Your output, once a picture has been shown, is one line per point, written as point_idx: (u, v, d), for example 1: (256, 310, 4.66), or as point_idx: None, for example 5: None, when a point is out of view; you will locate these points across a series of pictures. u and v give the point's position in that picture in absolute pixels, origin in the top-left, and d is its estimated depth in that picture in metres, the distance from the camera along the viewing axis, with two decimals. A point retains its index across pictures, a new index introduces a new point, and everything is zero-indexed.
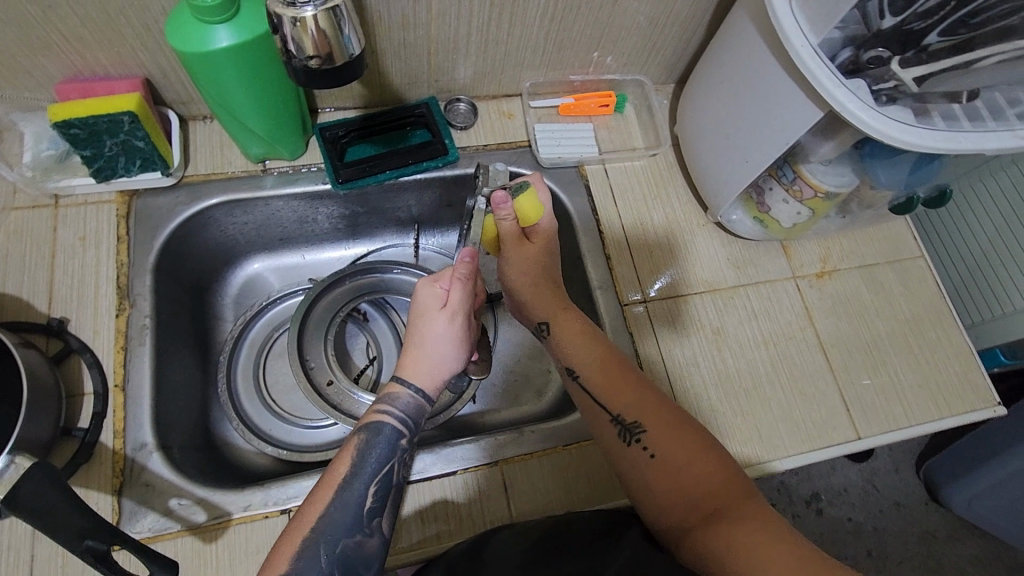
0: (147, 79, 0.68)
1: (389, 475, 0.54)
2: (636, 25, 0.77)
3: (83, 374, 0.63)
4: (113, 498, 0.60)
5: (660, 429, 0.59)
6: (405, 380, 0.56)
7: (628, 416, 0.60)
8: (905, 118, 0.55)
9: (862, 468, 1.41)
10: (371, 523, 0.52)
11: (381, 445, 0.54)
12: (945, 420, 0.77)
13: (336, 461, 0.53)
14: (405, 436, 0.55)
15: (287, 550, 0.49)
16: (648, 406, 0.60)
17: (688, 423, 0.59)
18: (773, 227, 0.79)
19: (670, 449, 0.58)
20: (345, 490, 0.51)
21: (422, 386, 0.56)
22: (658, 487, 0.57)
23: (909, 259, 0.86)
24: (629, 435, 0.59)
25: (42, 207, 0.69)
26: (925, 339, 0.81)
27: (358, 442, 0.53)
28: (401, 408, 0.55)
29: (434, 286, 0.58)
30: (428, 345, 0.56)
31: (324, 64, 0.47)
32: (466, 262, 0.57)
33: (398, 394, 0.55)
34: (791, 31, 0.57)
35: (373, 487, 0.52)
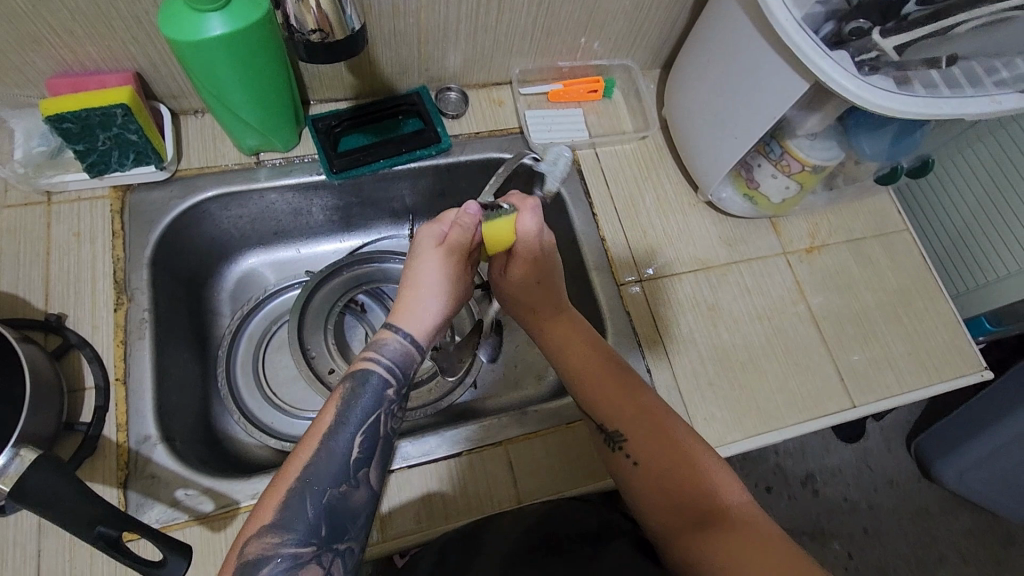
0: (138, 73, 0.68)
1: (377, 426, 0.52)
2: (622, 10, 0.78)
3: (83, 369, 0.63)
4: (119, 490, 0.59)
5: (643, 437, 0.59)
6: (395, 324, 0.55)
7: (610, 426, 0.61)
8: (888, 86, 0.57)
9: (855, 447, 1.44)
10: (358, 474, 0.51)
11: (368, 394, 0.52)
12: (934, 386, 0.79)
13: (322, 411, 0.52)
14: (393, 386, 0.53)
15: (274, 498, 0.48)
16: (631, 416, 0.61)
17: (674, 432, 0.59)
18: (762, 203, 0.80)
19: (653, 457, 0.58)
20: (331, 441, 0.50)
21: (413, 331, 0.55)
22: (647, 494, 0.58)
23: (894, 232, 0.88)
24: (613, 443, 0.61)
25: (35, 205, 0.68)
26: (913, 310, 0.83)
27: (344, 391, 0.52)
28: (390, 355, 0.54)
29: (433, 224, 0.57)
30: (421, 285, 0.55)
31: (324, 39, 0.49)
32: (471, 214, 0.57)
33: (386, 340, 0.54)
34: (775, 6, 0.58)
35: (359, 438, 0.51)
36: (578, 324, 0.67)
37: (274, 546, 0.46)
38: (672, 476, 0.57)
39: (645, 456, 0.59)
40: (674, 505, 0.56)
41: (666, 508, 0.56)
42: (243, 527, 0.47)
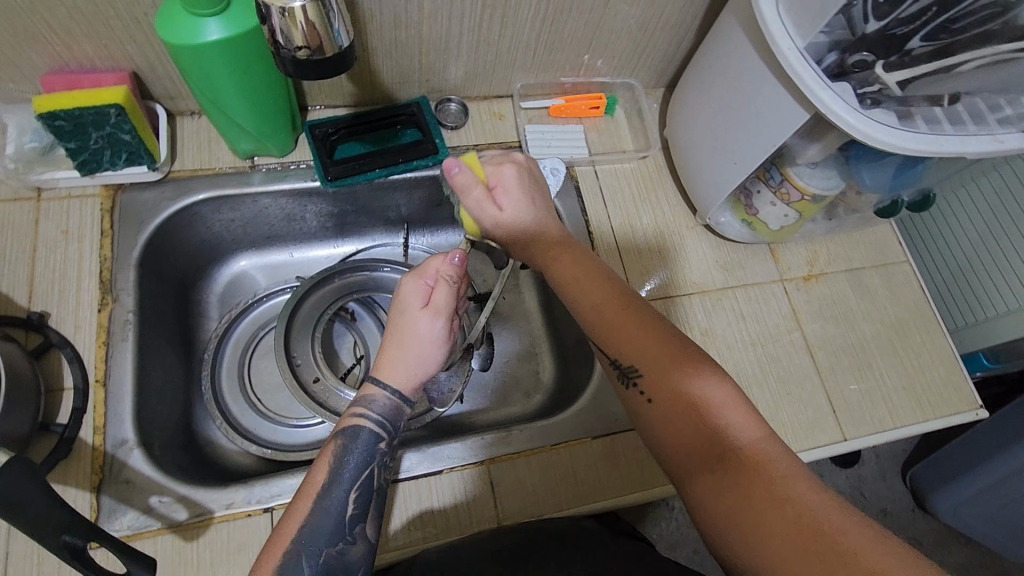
0: (135, 73, 0.68)
1: (369, 480, 0.53)
2: (626, 29, 0.77)
3: (63, 369, 0.62)
4: (92, 495, 0.58)
5: (659, 372, 0.53)
6: (380, 380, 0.55)
7: (624, 359, 0.55)
8: (889, 121, 0.56)
9: (848, 475, 1.42)
10: (354, 530, 0.51)
11: (358, 450, 0.53)
12: (930, 422, 0.78)
13: (314, 470, 0.52)
14: (383, 439, 0.55)
15: (268, 562, 0.48)
16: (650, 347, 0.54)
17: (691, 363, 0.53)
18: (760, 229, 0.79)
19: (666, 394, 0.52)
20: (325, 499, 0.51)
21: (400, 387, 0.55)
22: (659, 433, 0.52)
23: (894, 263, 0.87)
24: (627, 378, 0.55)
25: (24, 200, 0.68)
26: (910, 343, 0.82)
27: (334, 449, 0.53)
28: (377, 411, 0.55)
29: (418, 281, 0.57)
30: (407, 342, 0.56)
31: (312, 56, 0.47)
32: (453, 265, 0.57)
33: (373, 396, 0.55)
34: (778, 35, 0.57)
35: (353, 493, 0.52)
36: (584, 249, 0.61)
37: None
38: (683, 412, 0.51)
39: (660, 392, 0.52)
40: (692, 448, 0.50)
41: (680, 449, 0.51)
42: None
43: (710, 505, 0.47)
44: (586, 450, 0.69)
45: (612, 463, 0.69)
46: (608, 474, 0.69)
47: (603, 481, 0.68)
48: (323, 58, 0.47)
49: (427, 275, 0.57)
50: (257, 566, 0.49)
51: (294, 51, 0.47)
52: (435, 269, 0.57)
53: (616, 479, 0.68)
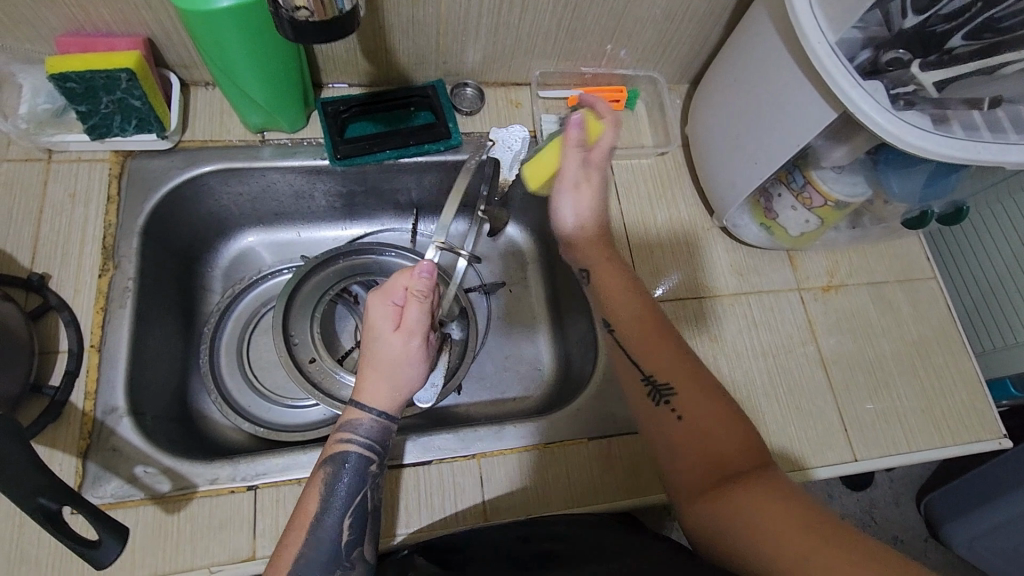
0: (149, 39, 0.67)
1: (361, 503, 0.55)
2: (652, 19, 0.75)
3: (59, 332, 0.62)
4: (78, 460, 0.58)
5: (688, 392, 0.58)
6: (364, 404, 0.57)
7: (659, 376, 0.60)
8: (922, 124, 0.52)
9: (859, 498, 1.36)
10: (352, 555, 0.53)
11: (348, 476, 0.55)
12: (948, 448, 0.74)
13: (306, 499, 0.54)
14: (374, 461, 0.56)
15: None
16: (681, 369, 0.59)
17: (715, 391, 0.58)
18: (779, 234, 0.76)
19: (699, 415, 0.57)
20: (318, 528, 0.52)
21: (384, 408, 0.57)
22: (683, 448, 0.56)
23: (919, 279, 0.83)
24: (658, 395, 0.59)
25: (34, 161, 0.68)
26: (932, 364, 0.78)
27: (324, 476, 0.55)
28: (362, 433, 0.56)
29: (385, 303, 0.58)
30: (382, 366, 0.57)
31: (311, 18, 0.47)
32: (424, 278, 0.57)
33: (359, 420, 0.56)
34: (808, 27, 0.54)
35: (347, 519, 0.53)
36: (629, 272, 0.67)
37: None
38: (710, 436, 0.56)
39: (691, 413, 0.57)
40: (710, 463, 0.54)
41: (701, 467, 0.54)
42: None
43: (722, 515, 0.51)
44: (581, 450, 0.67)
45: (608, 465, 0.67)
46: (603, 476, 0.66)
47: (598, 484, 0.66)
48: (322, 21, 0.47)
49: (395, 295, 0.58)
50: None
51: (295, 13, 0.47)
52: (403, 287, 0.57)
53: (611, 482, 0.66)
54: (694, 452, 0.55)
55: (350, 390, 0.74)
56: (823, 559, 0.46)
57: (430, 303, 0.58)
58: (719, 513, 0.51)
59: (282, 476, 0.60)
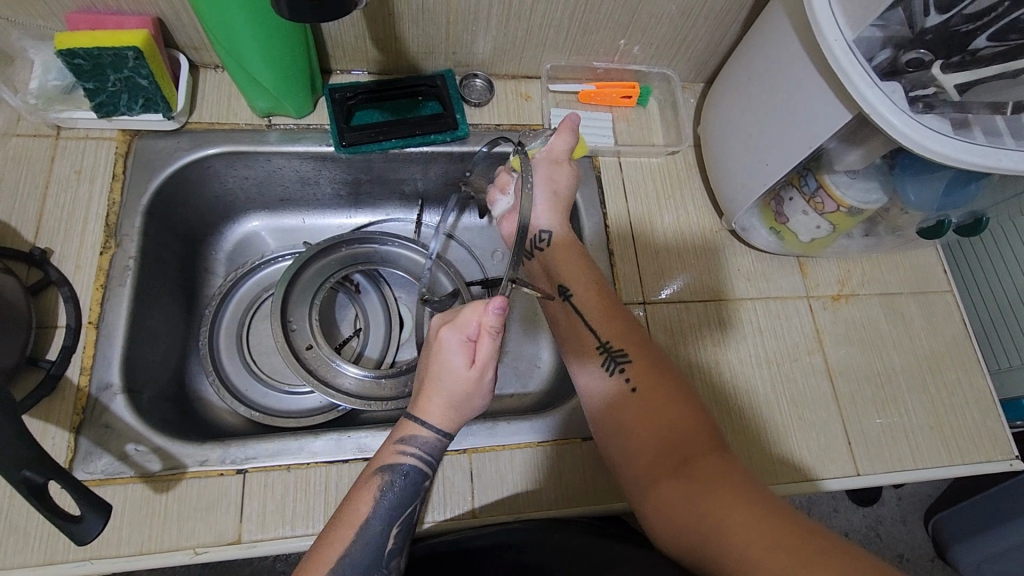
0: (159, 19, 0.67)
1: (409, 516, 0.55)
2: (666, 15, 0.73)
3: (58, 307, 0.63)
4: (71, 435, 0.59)
5: (643, 365, 0.60)
6: (427, 421, 0.55)
7: (615, 346, 0.62)
8: (941, 128, 0.50)
9: (865, 514, 1.33)
10: (391, 563, 0.53)
11: (402, 485, 0.54)
12: (956, 467, 0.72)
13: (358, 501, 0.53)
14: (428, 475, 0.56)
15: None
16: (639, 343, 0.62)
17: (669, 372, 0.60)
18: (789, 240, 0.74)
19: (651, 389, 0.59)
20: (365, 529, 0.52)
21: (447, 428, 0.56)
22: (633, 424, 0.57)
23: (935, 292, 0.80)
24: (613, 363, 0.61)
25: (43, 137, 0.69)
26: (943, 380, 0.76)
27: (380, 481, 0.54)
28: (422, 448, 0.55)
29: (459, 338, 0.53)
30: (452, 395, 0.54)
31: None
32: (496, 316, 0.51)
33: (421, 433, 0.55)
34: (826, 24, 0.53)
35: (394, 528, 0.53)
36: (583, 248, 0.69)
37: None
38: (660, 409, 0.57)
39: (642, 384, 0.59)
40: (659, 443, 0.56)
41: (649, 445, 0.56)
42: None
43: (672, 499, 0.52)
44: (574, 450, 0.66)
45: (600, 467, 0.66)
46: (596, 478, 0.65)
47: (590, 484, 0.65)
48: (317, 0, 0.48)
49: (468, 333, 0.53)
50: None
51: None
52: (478, 323, 0.52)
53: (604, 484, 0.65)
54: (645, 429, 0.57)
55: (346, 379, 0.74)
56: (755, 541, 0.46)
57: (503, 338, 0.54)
58: (668, 494, 0.53)
59: (271, 461, 0.60)
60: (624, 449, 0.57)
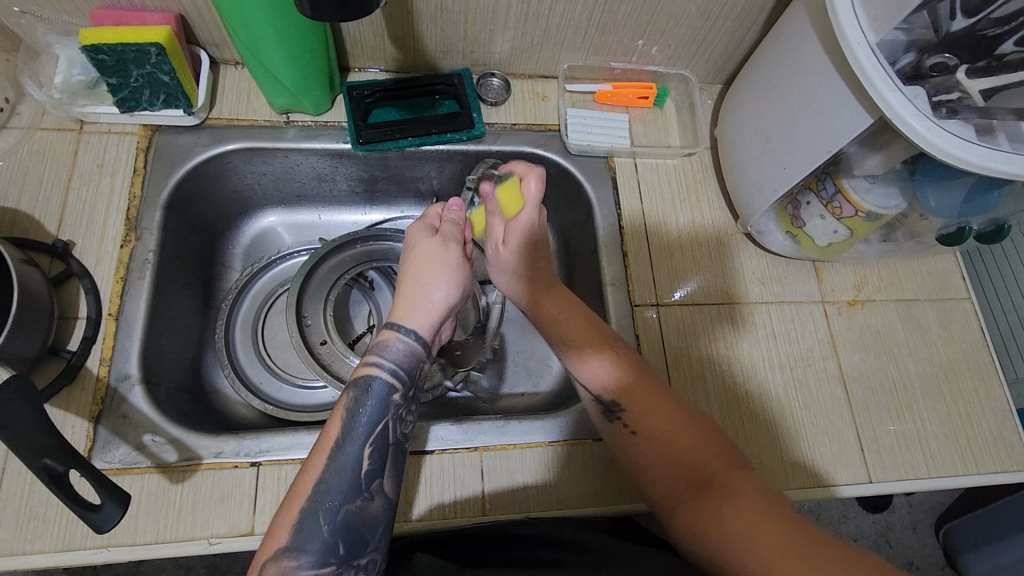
0: (181, 16, 0.68)
1: (382, 435, 0.54)
2: (686, 16, 0.73)
3: (79, 299, 0.64)
4: (89, 425, 0.60)
5: (640, 405, 0.58)
6: (397, 324, 0.57)
7: (607, 395, 0.59)
8: (964, 134, 0.50)
9: (876, 520, 1.31)
10: (371, 486, 0.52)
11: (371, 403, 0.54)
12: (971, 478, 0.71)
13: (328, 424, 0.53)
14: (398, 388, 0.55)
15: (286, 521, 0.49)
16: (632, 372, 0.60)
17: (670, 401, 0.58)
18: (806, 244, 0.73)
19: (653, 428, 0.57)
20: (339, 455, 0.51)
21: (417, 328, 0.57)
22: (645, 464, 0.56)
23: (953, 299, 0.79)
24: (611, 413, 0.59)
25: (66, 131, 0.70)
26: (959, 389, 0.75)
27: (347, 402, 0.54)
28: (391, 357, 0.56)
29: (422, 224, 0.63)
30: (419, 278, 0.59)
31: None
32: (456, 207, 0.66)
33: (389, 341, 0.56)
34: (849, 27, 0.52)
35: (368, 448, 0.53)
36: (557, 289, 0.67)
37: (291, 570, 0.47)
38: (666, 442, 0.56)
39: (644, 425, 0.57)
40: (672, 472, 0.54)
41: (668, 478, 0.54)
42: (262, 543, 0.49)
43: (696, 522, 0.51)
44: (586, 450, 0.66)
45: (611, 467, 0.66)
46: (608, 478, 0.65)
47: (601, 484, 0.65)
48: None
49: (431, 219, 0.64)
50: (275, 524, 0.49)
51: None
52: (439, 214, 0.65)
53: (616, 484, 0.65)
54: (658, 465, 0.55)
55: None
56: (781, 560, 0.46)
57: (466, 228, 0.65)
58: (692, 520, 0.52)
59: (285, 455, 0.61)
60: (641, 483, 0.56)
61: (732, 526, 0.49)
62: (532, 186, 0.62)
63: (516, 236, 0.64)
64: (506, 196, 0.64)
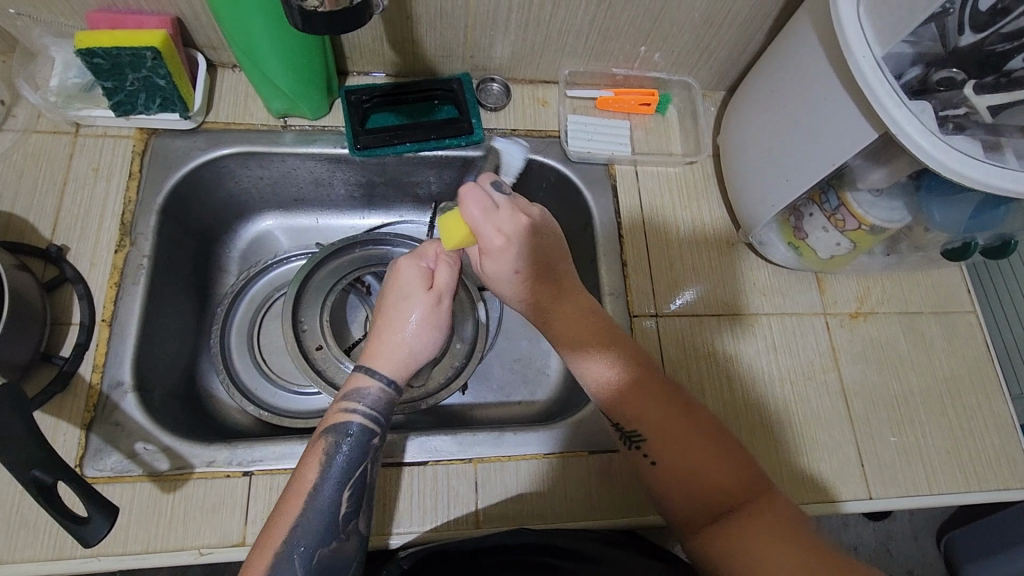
0: (179, 19, 0.67)
1: (360, 477, 0.55)
2: (689, 23, 0.72)
3: (72, 304, 0.63)
4: (82, 432, 0.59)
5: (659, 432, 0.58)
6: (375, 370, 0.58)
7: (629, 424, 0.59)
8: (970, 150, 0.49)
9: (876, 529, 1.30)
10: (346, 527, 0.53)
11: (348, 447, 0.55)
12: (973, 494, 0.70)
13: (304, 467, 0.54)
14: (375, 432, 0.57)
15: (258, 563, 0.50)
16: (643, 388, 0.59)
17: (689, 423, 0.58)
18: (808, 256, 0.72)
19: (672, 456, 0.57)
20: (315, 498, 0.52)
21: (394, 377, 0.58)
22: (669, 491, 0.57)
23: (957, 312, 0.78)
24: (631, 441, 0.59)
25: (62, 134, 0.69)
26: (962, 403, 0.74)
27: (325, 445, 0.55)
28: (367, 402, 0.57)
29: (417, 264, 0.61)
30: (404, 327, 0.59)
31: (321, 8, 0.48)
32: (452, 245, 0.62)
33: (367, 388, 0.57)
34: (854, 40, 0.51)
35: (345, 492, 0.54)
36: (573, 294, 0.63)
37: None
38: (687, 467, 0.57)
39: (665, 451, 0.57)
40: (693, 495, 0.56)
41: (689, 501, 0.56)
42: None
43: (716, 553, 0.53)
44: (581, 463, 0.65)
45: (608, 479, 0.65)
46: (602, 491, 0.64)
47: (597, 498, 0.64)
48: (331, 10, 0.48)
49: (426, 259, 0.61)
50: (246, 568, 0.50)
51: (304, 2, 0.49)
52: (434, 253, 0.62)
53: (611, 495, 0.64)
54: (679, 490, 0.56)
55: None
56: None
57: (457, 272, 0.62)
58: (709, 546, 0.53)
59: (278, 464, 0.60)
60: (665, 505, 0.58)
61: (755, 546, 0.51)
62: (473, 205, 0.57)
63: (501, 261, 0.60)
64: (449, 230, 0.59)
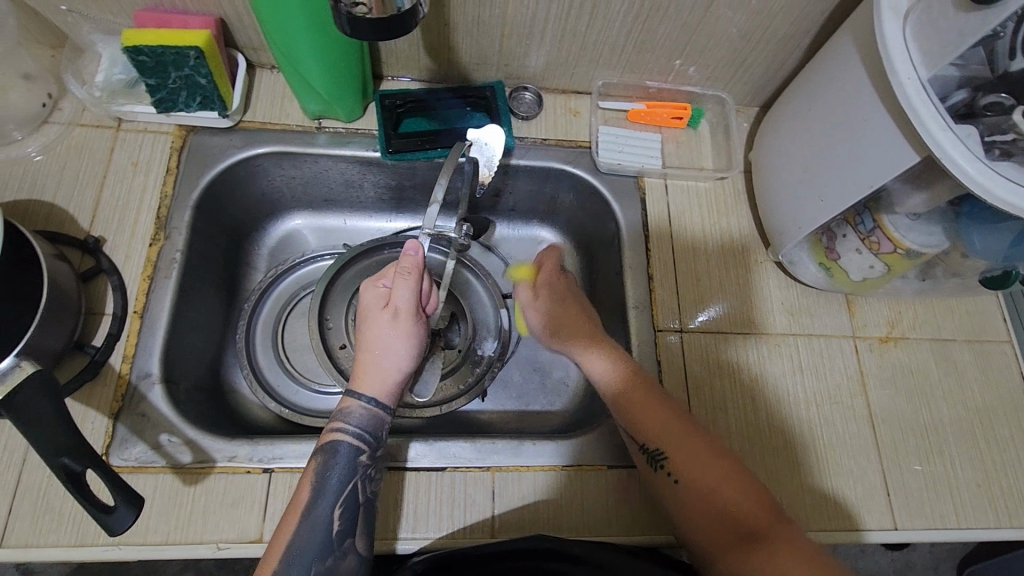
0: (222, 20, 0.69)
1: (353, 494, 0.55)
2: (727, 38, 0.71)
3: (106, 295, 0.65)
4: (109, 421, 0.60)
5: (682, 453, 0.58)
6: (357, 391, 0.59)
7: (651, 443, 0.60)
8: (1019, 178, 0.47)
9: (894, 558, 1.27)
10: (343, 545, 0.54)
11: (338, 466, 0.56)
12: (1003, 530, 0.68)
13: (299, 489, 0.55)
14: (364, 451, 0.57)
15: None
16: (663, 413, 0.61)
17: (714, 450, 0.58)
18: (839, 277, 0.71)
19: (695, 476, 0.57)
20: (311, 514, 0.53)
21: (376, 395, 0.59)
22: (690, 513, 0.56)
23: (991, 341, 0.76)
24: (655, 462, 0.59)
25: (105, 128, 0.71)
26: (994, 435, 0.71)
27: (315, 467, 0.56)
28: (355, 421, 0.58)
29: (377, 287, 0.63)
30: (374, 349, 0.60)
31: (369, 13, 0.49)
32: (411, 256, 0.62)
33: (350, 408, 0.58)
34: (899, 62, 0.50)
35: (338, 509, 0.54)
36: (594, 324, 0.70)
37: None
38: (711, 489, 0.56)
39: (687, 474, 0.57)
40: (712, 522, 0.55)
41: (712, 527, 0.55)
42: None
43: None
44: (600, 477, 0.65)
45: (628, 494, 0.64)
46: (619, 509, 0.64)
47: (614, 514, 0.63)
48: (376, 15, 0.49)
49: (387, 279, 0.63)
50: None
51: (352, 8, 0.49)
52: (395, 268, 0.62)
53: (627, 513, 0.63)
54: (698, 516, 0.56)
55: None
56: None
57: (417, 282, 0.62)
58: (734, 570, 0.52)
59: (299, 463, 0.60)
60: (685, 530, 0.57)
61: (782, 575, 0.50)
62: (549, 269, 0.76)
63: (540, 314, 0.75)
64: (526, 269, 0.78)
